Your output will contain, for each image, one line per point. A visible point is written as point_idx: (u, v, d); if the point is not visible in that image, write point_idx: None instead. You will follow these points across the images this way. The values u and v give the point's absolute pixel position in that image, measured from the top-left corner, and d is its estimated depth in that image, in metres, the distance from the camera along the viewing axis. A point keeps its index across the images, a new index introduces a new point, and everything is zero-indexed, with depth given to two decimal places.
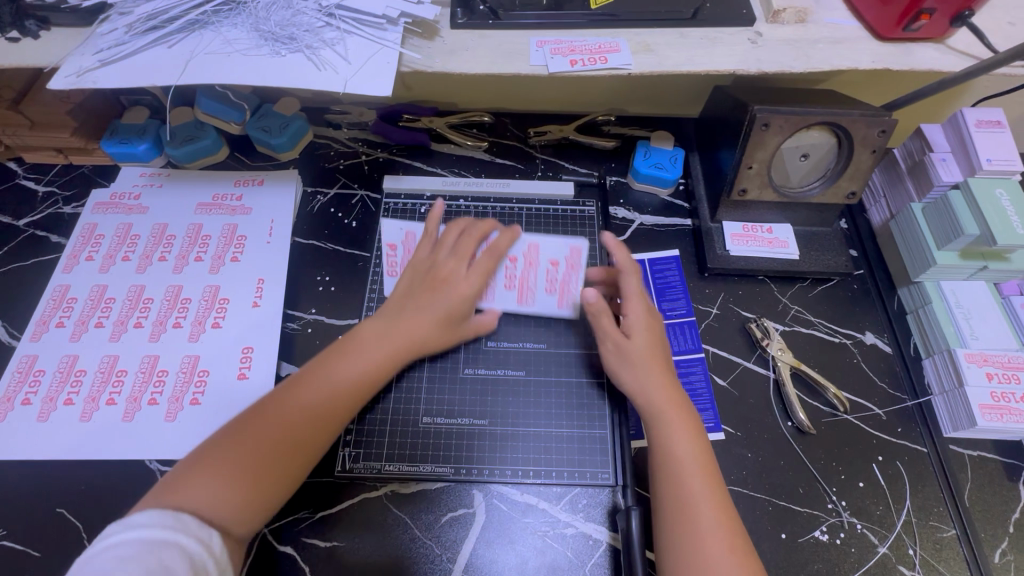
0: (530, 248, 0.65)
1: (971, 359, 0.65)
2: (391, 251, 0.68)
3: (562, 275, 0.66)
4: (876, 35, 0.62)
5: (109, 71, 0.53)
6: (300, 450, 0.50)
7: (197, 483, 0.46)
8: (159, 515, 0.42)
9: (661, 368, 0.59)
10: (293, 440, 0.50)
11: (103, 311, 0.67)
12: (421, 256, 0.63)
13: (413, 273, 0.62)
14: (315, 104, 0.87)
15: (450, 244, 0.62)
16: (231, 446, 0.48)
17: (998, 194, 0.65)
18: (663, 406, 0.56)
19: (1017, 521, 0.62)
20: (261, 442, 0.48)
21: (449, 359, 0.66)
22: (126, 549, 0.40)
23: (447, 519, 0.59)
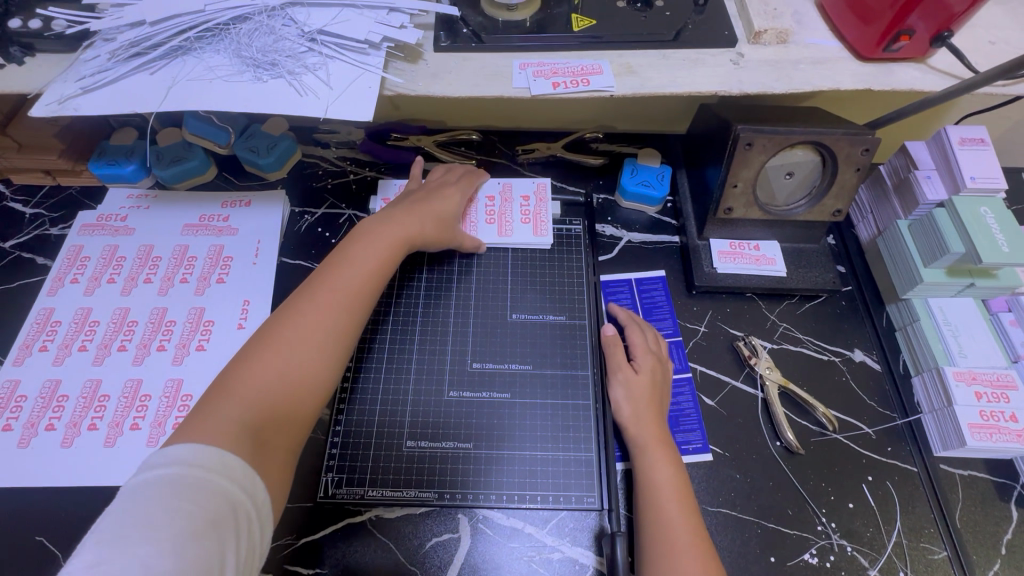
0: (504, 187, 0.79)
1: (959, 377, 0.64)
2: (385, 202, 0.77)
3: (533, 207, 0.78)
4: (857, 55, 0.62)
5: (91, 98, 0.54)
6: (314, 373, 0.52)
7: (245, 380, 0.49)
8: (202, 454, 0.43)
9: (650, 391, 0.62)
10: (306, 363, 0.52)
11: (88, 334, 0.67)
12: (408, 184, 0.74)
13: (405, 191, 0.71)
14: (304, 124, 0.88)
15: (437, 175, 0.75)
16: (271, 340, 0.52)
17: (983, 212, 0.65)
18: (649, 443, 0.58)
19: (1009, 542, 0.61)
20: (274, 366, 0.50)
21: (435, 378, 0.66)
22: (164, 488, 0.41)
23: (431, 546, 0.59)
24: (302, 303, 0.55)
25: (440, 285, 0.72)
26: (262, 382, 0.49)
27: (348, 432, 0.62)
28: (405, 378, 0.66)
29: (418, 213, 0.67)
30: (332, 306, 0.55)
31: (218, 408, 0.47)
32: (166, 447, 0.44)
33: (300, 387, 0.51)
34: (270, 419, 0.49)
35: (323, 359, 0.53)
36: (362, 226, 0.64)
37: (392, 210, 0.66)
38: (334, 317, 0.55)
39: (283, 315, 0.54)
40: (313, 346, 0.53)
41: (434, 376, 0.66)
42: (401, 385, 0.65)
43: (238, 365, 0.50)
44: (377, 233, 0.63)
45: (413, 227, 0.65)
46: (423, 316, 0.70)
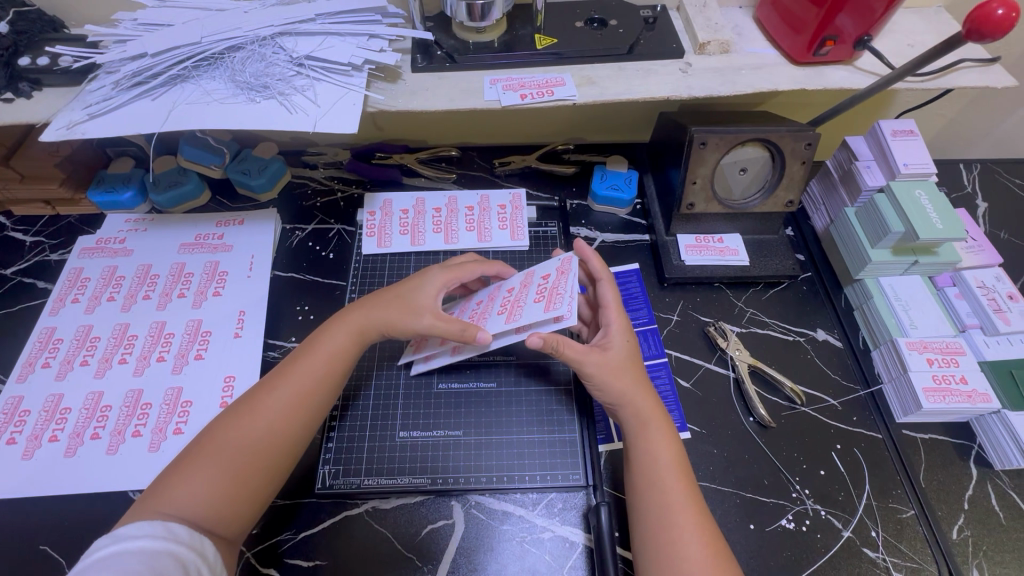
0: (526, 276, 0.66)
1: (912, 346, 0.69)
2: (370, 217, 0.83)
3: (552, 282, 0.62)
4: (792, 60, 0.69)
5: (97, 123, 0.58)
6: (255, 473, 0.53)
7: (180, 480, 0.51)
8: (149, 526, 0.46)
9: (640, 376, 0.62)
10: (247, 464, 0.53)
11: (89, 349, 0.70)
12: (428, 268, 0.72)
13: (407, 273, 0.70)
14: (293, 148, 0.93)
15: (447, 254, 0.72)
16: (210, 442, 0.53)
17: (917, 194, 0.72)
18: (650, 414, 0.59)
19: (971, 498, 0.65)
20: (215, 467, 0.51)
21: (424, 371, 0.69)
22: (116, 556, 0.44)
23: (427, 530, 0.61)
24: (250, 402, 0.55)
25: None
26: (203, 482, 0.51)
27: (343, 425, 0.66)
28: (396, 372, 0.69)
29: (387, 299, 0.64)
30: (282, 406, 0.55)
31: (161, 503, 0.49)
32: (118, 527, 0.47)
33: (240, 488, 0.52)
34: (210, 515, 0.50)
35: (265, 461, 0.54)
36: (335, 314, 0.64)
37: (362, 300, 0.65)
38: (281, 417, 0.55)
39: (232, 412, 0.55)
40: (257, 446, 0.53)
41: (423, 370, 0.70)
42: (393, 378, 0.69)
43: (186, 460, 0.52)
44: (344, 323, 0.62)
45: (384, 317, 0.63)
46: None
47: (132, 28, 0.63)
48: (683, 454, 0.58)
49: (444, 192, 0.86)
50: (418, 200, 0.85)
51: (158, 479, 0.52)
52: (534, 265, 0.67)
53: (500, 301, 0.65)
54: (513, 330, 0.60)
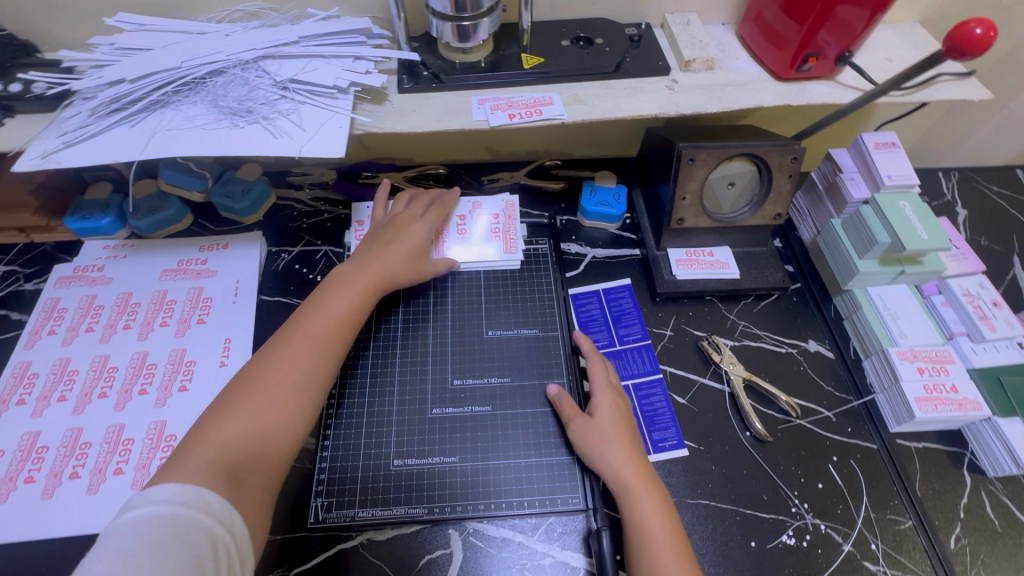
0: (473, 206, 0.83)
1: (902, 356, 0.70)
2: (358, 225, 0.82)
3: (502, 224, 0.82)
4: (776, 76, 0.70)
5: (73, 151, 0.56)
6: (286, 419, 0.54)
7: (218, 427, 0.51)
8: (182, 491, 0.45)
9: (627, 443, 0.61)
10: (279, 409, 0.54)
11: (67, 383, 0.67)
12: (380, 216, 0.76)
13: (372, 228, 0.74)
14: (277, 168, 0.92)
15: (402, 204, 0.77)
16: (242, 390, 0.54)
17: (901, 206, 0.73)
18: (634, 485, 0.58)
19: (966, 506, 0.66)
20: (247, 417, 0.52)
21: (418, 371, 0.70)
22: (146, 523, 0.43)
23: (425, 563, 0.59)
24: (271, 352, 0.57)
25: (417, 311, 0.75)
26: (236, 431, 0.51)
27: (337, 440, 0.65)
28: (391, 379, 0.69)
29: (388, 255, 0.69)
30: (305, 354, 0.57)
31: (193, 455, 0.49)
32: (148, 487, 0.46)
33: (275, 432, 0.53)
34: (246, 461, 0.50)
35: (297, 407, 0.55)
36: (335, 273, 0.67)
37: (361, 257, 0.68)
38: (308, 362, 0.57)
39: (254, 364, 0.56)
40: (287, 392, 0.55)
41: (418, 375, 0.70)
42: (387, 384, 0.69)
43: (213, 413, 0.52)
44: (352, 280, 0.65)
45: (384, 269, 0.68)
46: (403, 327, 0.74)
47: (109, 52, 0.62)
48: (677, 524, 0.57)
49: None
50: None
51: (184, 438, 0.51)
52: (482, 198, 0.84)
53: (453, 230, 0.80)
54: (478, 259, 0.79)
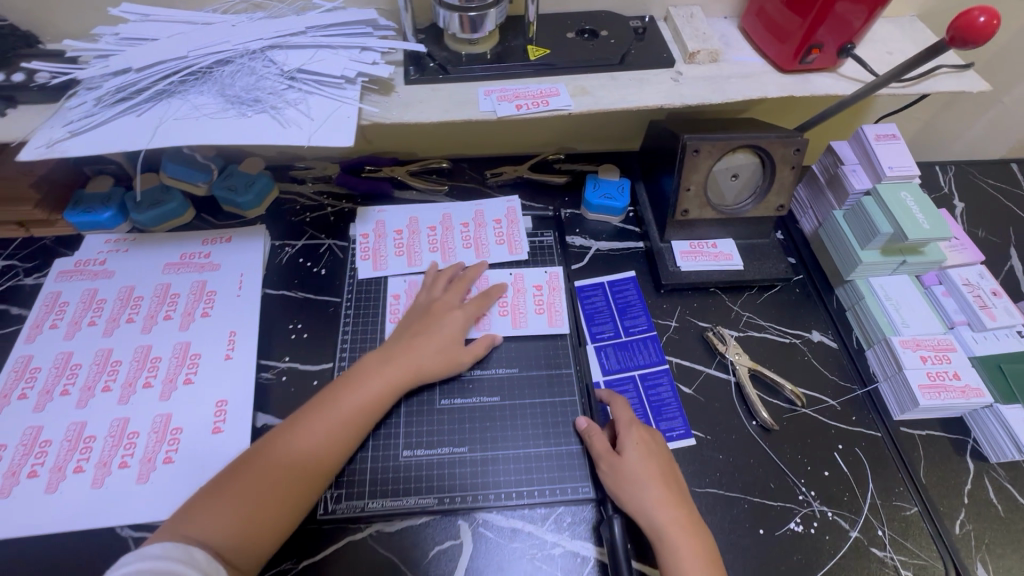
0: (516, 278, 0.78)
1: (905, 345, 0.71)
2: (395, 301, 0.75)
3: (547, 296, 0.77)
4: (778, 68, 0.71)
5: (79, 140, 0.56)
6: (284, 503, 0.54)
7: (223, 498, 0.53)
8: (171, 548, 0.48)
9: (662, 484, 0.59)
10: (277, 496, 0.54)
11: (70, 377, 0.66)
12: (419, 299, 0.73)
13: (413, 310, 0.71)
14: (279, 163, 0.91)
15: (443, 285, 0.74)
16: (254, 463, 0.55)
17: (903, 196, 0.74)
18: (666, 527, 0.56)
19: (970, 492, 0.66)
20: (247, 495, 0.53)
21: (424, 391, 0.68)
22: (133, 573, 0.45)
23: (435, 553, 0.59)
24: (284, 435, 0.57)
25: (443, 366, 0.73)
26: (233, 505, 0.52)
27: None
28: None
29: (416, 350, 0.66)
30: (318, 441, 0.58)
31: (190, 522, 0.51)
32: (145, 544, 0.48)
33: (268, 519, 0.53)
34: (236, 540, 0.51)
35: (293, 499, 0.55)
36: (363, 360, 0.65)
37: (391, 343, 0.67)
38: (316, 450, 0.57)
39: (268, 443, 0.57)
40: (292, 473, 0.55)
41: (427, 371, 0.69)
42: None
43: (219, 483, 0.54)
44: (378, 369, 0.64)
45: (417, 361, 0.65)
46: None
47: (113, 43, 0.61)
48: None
49: (437, 207, 0.85)
50: (411, 220, 0.83)
51: (190, 499, 0.53)
52: (523, 269, 0.79)
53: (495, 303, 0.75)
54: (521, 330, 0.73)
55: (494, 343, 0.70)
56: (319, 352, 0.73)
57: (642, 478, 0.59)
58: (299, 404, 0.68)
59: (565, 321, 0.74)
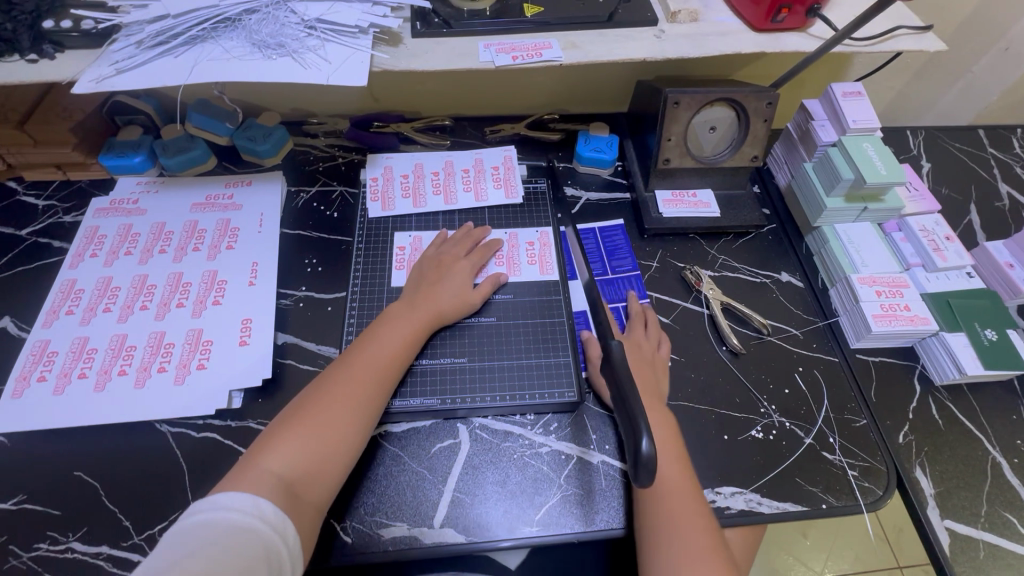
0: (510, 235, 0.84)
1: (863, 281, 0.78)
2: (400, 251, 0.82)
3: (539, 250, 0.83)
4: (752, 27, 0.77)
5: (125, 77, 0.63)
6: (338, 445, 0.59)
7: (280, 446, 0.57)
8: (243, 500, 0.51)
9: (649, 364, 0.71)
10: (333, 439, 0.59)
11: (111, 297, 0.74)
12: (428, 251, 0.80)
13: (423, 263, 0.78)
14: (294, 118, 0.99)
15: (452, 241, 0.80)
16: (305, 413, 0.60)
17: (865, 147, 0.80)
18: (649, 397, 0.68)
19: (915, 409, 0.74)
20: (305, 438, 0.58)
21: None
22: (216, 522, 0.49)
23: (436, 448, 0.68)
24: (328, 387, 0.62)
25: None
26: (296, 453, 0.57)
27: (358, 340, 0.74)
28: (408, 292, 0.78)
29: (438, 293, 0.73)
30: (359, 384, 0.63)
31: (258, 471, 0.54)
32: (215, 493, 0.52)
33: (325, 462, 0.58)
34: (302, 481, 0.56)
35: (347, 442, 0.60)
36: (388, 310, 0.72)
37: (411, 295, 0.73)
38: (361, 393, 0.63)
39: (316, 393, 0.62)
40: (343, 417, 0.60)
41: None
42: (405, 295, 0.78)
43: (276, 434, 0.58)
44: (404, 316, 0.71)
45: (436, 307, 0.72)
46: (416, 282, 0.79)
47: None
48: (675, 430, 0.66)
49: (440, 156, 0.92)
50: (416, 165, 0.90)
51: (248, 452, 0.57)
52: (519, 226, 0.86)
53: (493, 254, 0.81)
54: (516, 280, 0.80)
55: (499, 282, 0.78)
56: (332, 282, 0.80)
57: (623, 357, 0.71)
58: (315, 325, 0.76)
59: (555, 270, 0.81)
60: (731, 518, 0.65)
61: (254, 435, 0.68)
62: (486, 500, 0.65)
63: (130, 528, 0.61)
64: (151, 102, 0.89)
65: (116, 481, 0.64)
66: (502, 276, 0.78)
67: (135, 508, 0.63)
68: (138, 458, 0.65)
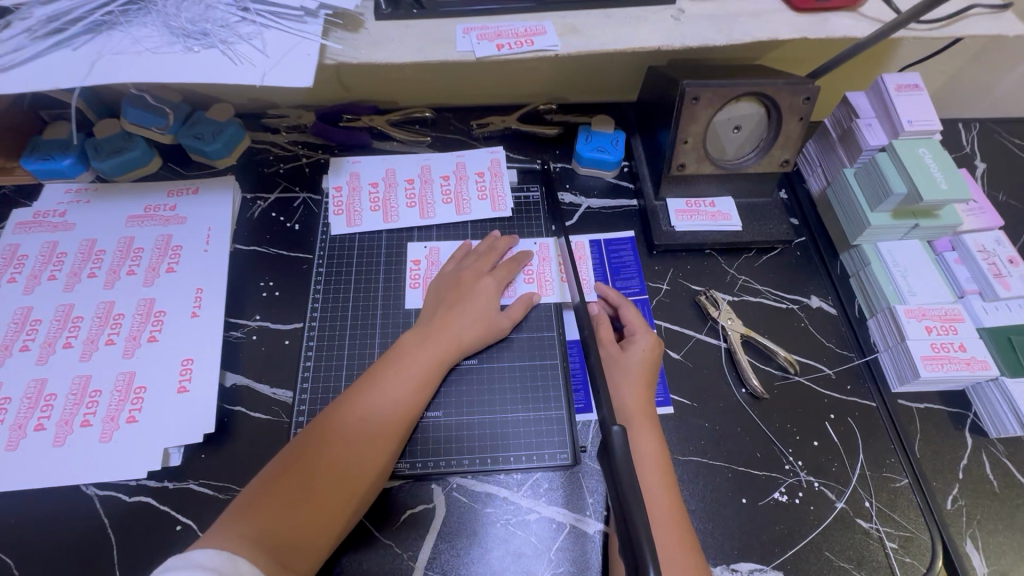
0: (541, 247, 0.74)
1: (911, 314, 0.67)
2: (415, 265, 0.72)
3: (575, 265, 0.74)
4: (792, 6, 0.63)
5: (10, 76, 0.51)
6: (335, 506, 0.51)
7: (265, 507, 0.49)
8: (219, 558, 0.43)
9: (645, 379, 0.61)
10: (329, 495, 0.51)
11: (29, 333, 0.64)
12: (447, 269, 0.69)
13: (440, 283, 0.67)
14: (251, 111, 0.85)
15: (470, 258, 0.70)
16: (296, 467, 0.52)
17: (921, 152, 0.69)
18: (633, 411, 0.59)
19: (966, 468, 0.64)
20: (296, 497, 0.50)
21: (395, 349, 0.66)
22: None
23: (406, 517, 0.58)
24: (326, 436, 0.54)
25: (395, 331, 0.67)
26: (282, 516, 0.49)
27: (314, 386, 0.64)
28: (371, 338, 0.67)
29: (458, 320, 0.63)
30: (363, 435, 0.55)
31: (240, 532, 0.47)
32: (185, 551, 0.43)
33: (318, 527, 0.50)
34: (289, 550, 0.48)
35: (347, 501, 0.52)
36: (401, 341, 0.62)
37: (426, 322, 0.63)
38: (364, 446, 0.54)
39: (314, 438, 0.54)
40: (341, 474, 0.52)
41: (400, 327, 0.68)
42: (367, 339, 0.67)
43: (265, 486, 0.51)
44: (418, 350, 0.61)
45: (455, 339, 0.62)
46: (383, 311, 0.69)
47: None
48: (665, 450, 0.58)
49: (417, 159, 0.79)
50: (387, 170, 0.78)
51: (234, 506, 0.50)
52: (548, 237, 0.75)
53: (521, 268, 0.71)
54: (547, 301, 0.70)
55: (532, 303, 0.68)
56: (290, 310, 0.69)
57: (620, 380, 0.61)
58: (271, 363, 0.66)
59: (557, 291, 0.70)
60: None
61: (194, 500, 0.58)
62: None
63: None
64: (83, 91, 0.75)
65: (33, 557, 0.55)
66: (535, 296, 0.68)
67: None
68: (58, 528, 0.56)
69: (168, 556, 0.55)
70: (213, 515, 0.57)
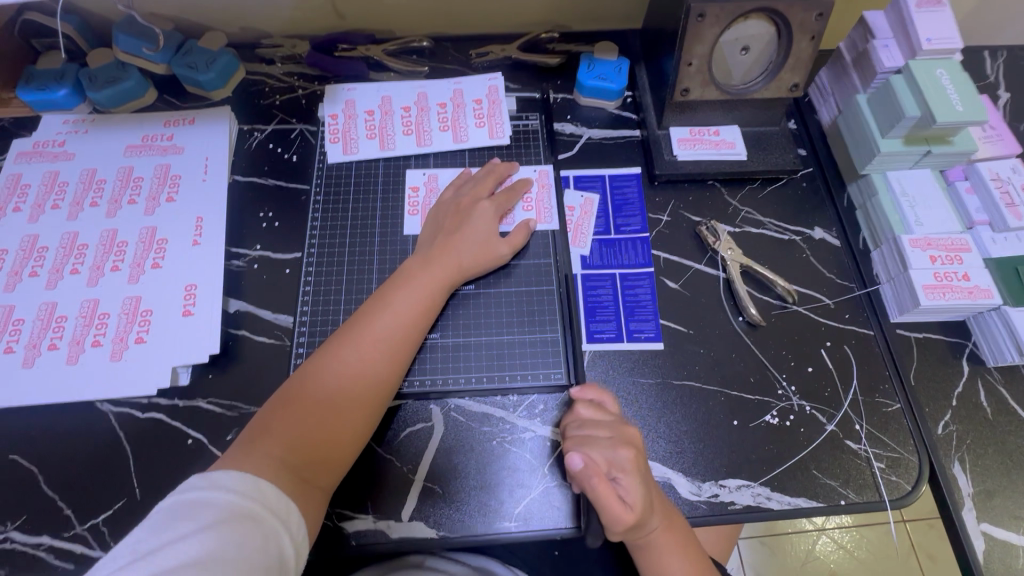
0: (541, 174, 0.73)
1: (915, 244, 0.66)
2: (414, 193, 0.71)
3: (574, 194, 0.73)
4: None
5: None
6: (349, 425, 0.53)
7: (281, 426, 0.51)
8: (241, 481, 0.45)
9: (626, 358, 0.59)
10: (341, 415, 0.53)
11: (37, 259, 0.65)
12: (446, 196, 0.68)
13: (437, 212, 0.67)
14: (244, 41, 0.83)
15: (466, 185, 0.69)
16: (308, 389, 0.53)
17: (938, 74, 0.67)
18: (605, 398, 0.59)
19: (960, 395, 0.65)
20: (312, 416, 0.52)
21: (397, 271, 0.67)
22: (208, 505, 0.43)
23: (406, 434, 0.60)
24: (334, 359, 0.55)
25: (393, 261, 0.68)
26: (298, 435, 0.51)
27: (314, 312, 0.65)
28: (369, 267, 0.68)
29: (456, 245, 0.63)
30: (372, 356, 0.56)
31: (260, 452, 0.49)
32: (211, 472, 0.45)
33: (336, 444, 0.52)
34: (307, 465, 0.50)
35: (360, 421, 0.54)
36: (403, 267, 0.62)
37: (428, 246, 0.64)
38: (373, 367, 0.55)
39: (323, 360, 0.55)
40: (353, 395, 0.54)
41: (398, 255, 0.68)
42: (365, 267, 0.67)
43: (279, 408, 0.53)
44: (421, 274, 0.61)
45: (456, 263, 0.63)
46: (381, 241, 0.69)
47: None
48: None
49: (412, 87, 0.78)
50: (383, 98, 0.76)
51: (250, 427, 0.52)
52: (548, 164, 0.74)
53: (520, 197, 0.70)
54: (545, 228, 0.70)
55: (531, 229, 0.68)
56: (289, 240, 0.70)
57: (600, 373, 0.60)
58: (272, 290, 0.67)
59: (555, 219, 0.70)
60: (734, 514, 0.58)
61: (203, 416, 0.61)
62: (464, 492, 0.58)
63: (72, 517, 0.56)
64: (71, 19, 0.74)
65: (55, 466, 0.58)
66: (533, 222, 0.68)
67: (76, 495, 0.57)
68: (75, 439, 0.59)
69: (181, 465, 0.58)
70: (221, 429, 0.60)
